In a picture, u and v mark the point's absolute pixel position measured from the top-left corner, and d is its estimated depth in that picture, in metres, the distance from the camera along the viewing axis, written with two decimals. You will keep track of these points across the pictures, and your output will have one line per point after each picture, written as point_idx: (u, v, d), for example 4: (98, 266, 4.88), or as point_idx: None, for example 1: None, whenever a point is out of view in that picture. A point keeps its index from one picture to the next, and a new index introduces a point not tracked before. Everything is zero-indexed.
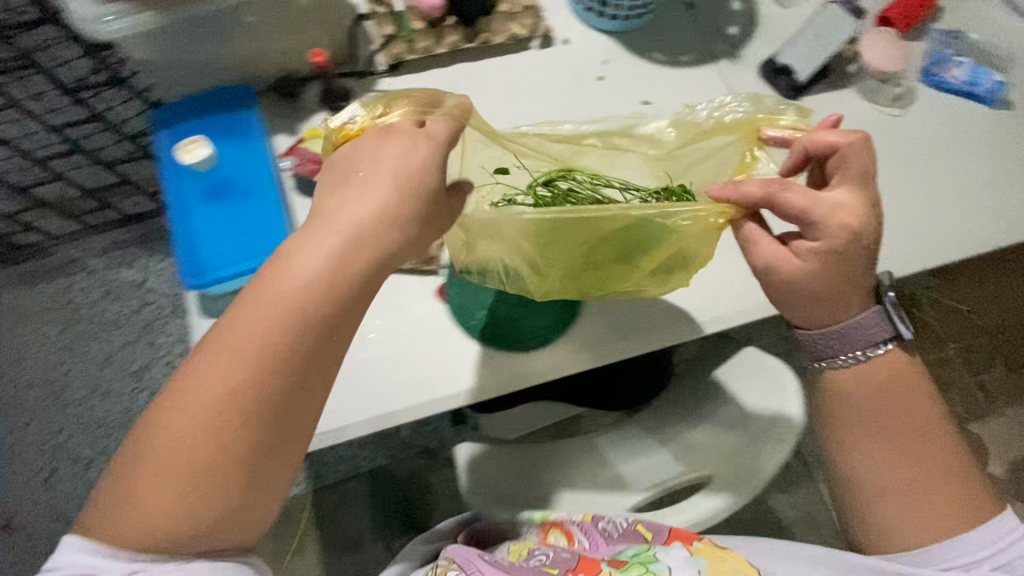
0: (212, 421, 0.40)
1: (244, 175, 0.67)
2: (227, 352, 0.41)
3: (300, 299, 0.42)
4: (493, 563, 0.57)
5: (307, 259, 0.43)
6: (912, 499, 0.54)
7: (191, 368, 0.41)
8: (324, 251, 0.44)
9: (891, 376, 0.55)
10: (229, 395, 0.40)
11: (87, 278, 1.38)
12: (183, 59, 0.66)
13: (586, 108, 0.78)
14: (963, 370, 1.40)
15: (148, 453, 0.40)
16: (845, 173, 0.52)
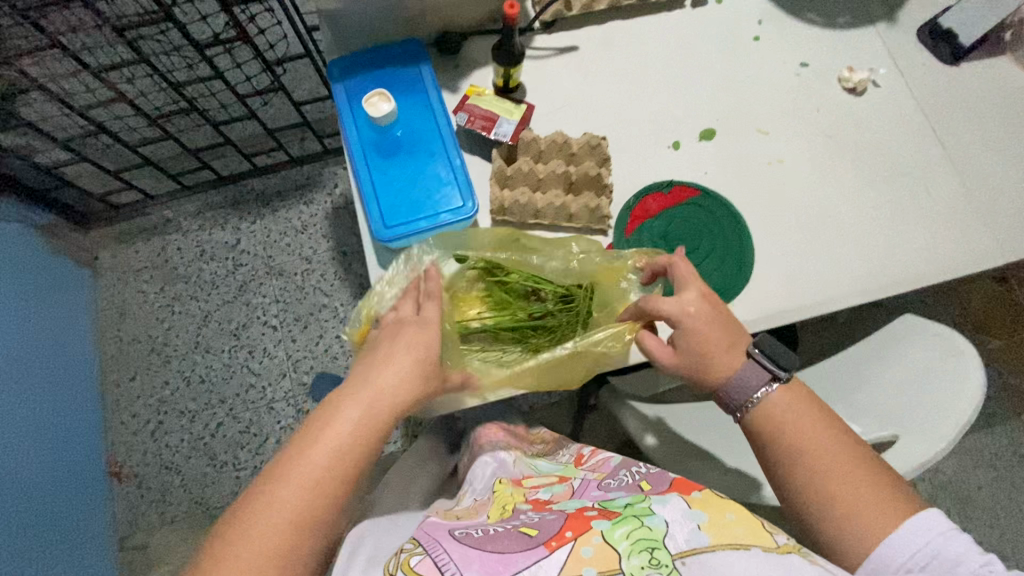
0: (276, 559, 0.46)
1: (421, 128, 0.68)
2: (291, 489, 0.48)
3: (351, 443, 0.50)
4: (463, 534, 0.52)
5: (352, 408, 0.51)
6: (853, 500, 0.50)
7: (260, 506, 0.47)
8: (357, 414, 0.51)
9: (791, 402, 0.55)
10: (289, 533, 0.47)
11: (182, 238, 1.40)
12: (365, 9, 0.65)
13: (742, 69, 0.77)
14: None
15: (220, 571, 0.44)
16: (680, 279, 0.59)
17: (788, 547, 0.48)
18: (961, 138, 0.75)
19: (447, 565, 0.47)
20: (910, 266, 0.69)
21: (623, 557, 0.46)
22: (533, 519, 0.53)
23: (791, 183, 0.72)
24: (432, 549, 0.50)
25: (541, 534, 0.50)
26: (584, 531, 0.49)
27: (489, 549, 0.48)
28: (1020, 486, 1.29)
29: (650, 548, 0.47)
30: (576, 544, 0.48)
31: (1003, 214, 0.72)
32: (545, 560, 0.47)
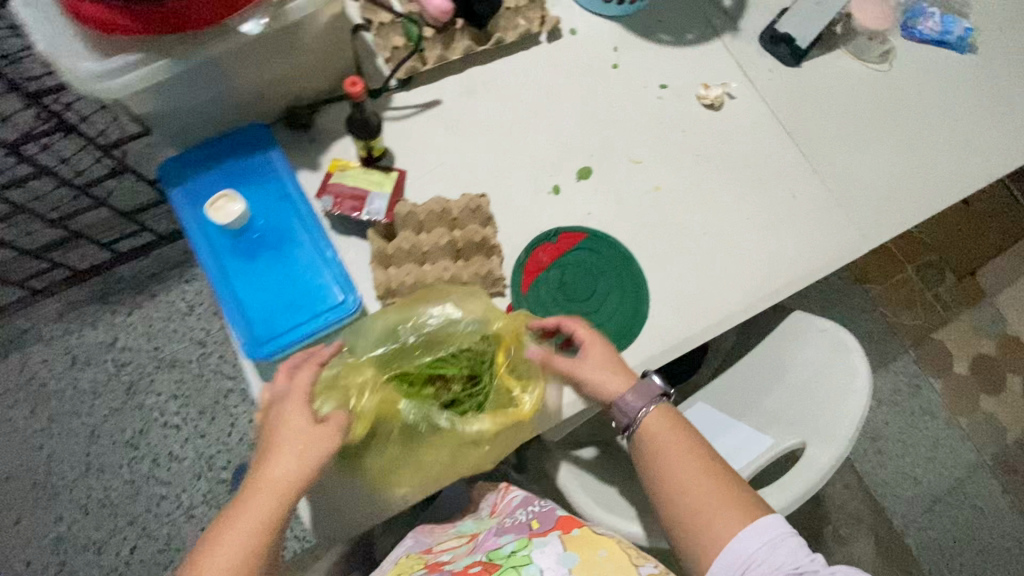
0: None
1: (281, 222, 0.61)
2: (242, 519, 0.47)
3: (292, 467, 0.49)
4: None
5: (288, 438, 0.49)
6: (716, 499, 0.53)
7: (213, 546, 0.46)
8: (294, 436, 0.50)
9: (670, 424, 0.58)
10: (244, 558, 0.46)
11: (46, 348, 1.23)
12: (187, 105, 0.58)
13: (607, 98, 0.77)
14: (923, 286, 1.53)
15: None
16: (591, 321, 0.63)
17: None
18: (813, 136, 0.79)
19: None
20: (790, 270, 0.72)
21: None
22: None
23: (672, 208, 0.73)
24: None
25: None
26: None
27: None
28: (917, 413, 1.43)
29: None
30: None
31: (860, 203, 0.77)
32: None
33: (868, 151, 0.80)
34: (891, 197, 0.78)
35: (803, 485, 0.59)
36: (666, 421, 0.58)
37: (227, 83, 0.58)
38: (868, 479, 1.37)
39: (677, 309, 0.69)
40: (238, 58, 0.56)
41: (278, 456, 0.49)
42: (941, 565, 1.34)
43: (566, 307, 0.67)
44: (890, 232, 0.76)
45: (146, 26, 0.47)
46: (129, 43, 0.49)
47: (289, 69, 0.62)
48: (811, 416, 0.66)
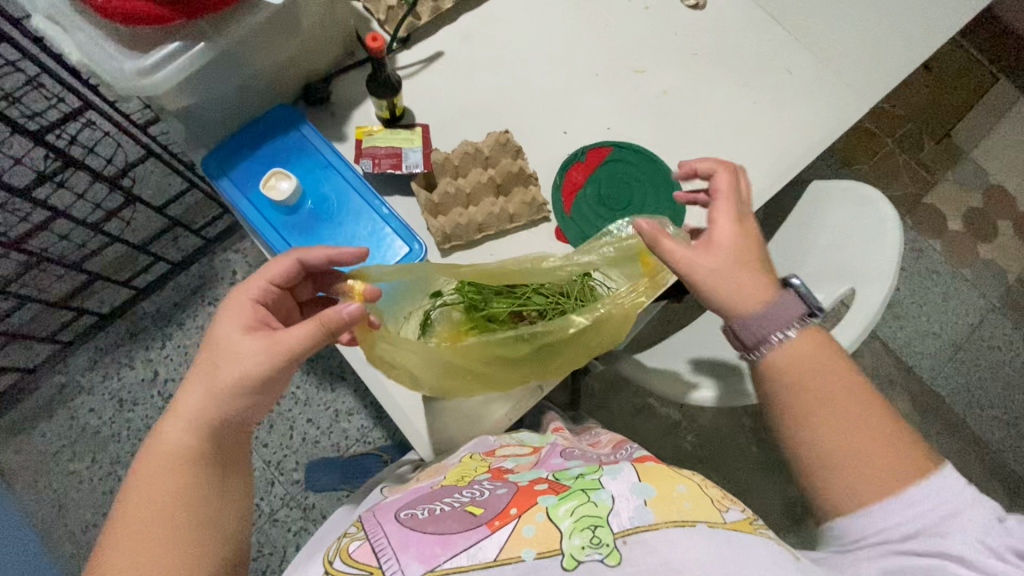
0: (162, 507, 0.45)
1: (330, 189, 0.64)
2: (162, 444, 0.47)
3: (202, 395, 0.48)
4: (406, 516, 0.51)
5: (208, 360, 0.49)
6: (856, 471, 0.50)
7: (141, 468, 0.47)
8: (213, 363, 0.49)
9: (813, 352, 0.53)
10: (165, 482, 0.46)
11: (90, 397, 1.22)
12: (218, 94, 0.59)
13: (598, 17, 0.79)
14: (906, 156, 1.58)
15: (118, 527, 0.45)
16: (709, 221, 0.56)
17: (740, 524, 0.47)
18: (796, 13, 0.82)
19: (383, 552, 0.48)
20: (802, 142, 0.76)
21: (563, 538, 0.46)
22: (480, 495, 0.52)
23: (682, 107, 0.76)
24: (372, 532, 0.51)
25: (485, 513, 0.49)
26: (527, 506, 0.49)
27: (429, 531, 0.48)
28: (924, 274, 1.51)
29: (592, 527, 0.46)
30: (518, 524, 0.47)
31: (852, 66, 0.80)
32: (486, 541, 0.46)
33: (848, 13, 0.82)
34: (882, 55, 0.81)
35: (863, 324, 0.63)
36: (813, 357, 0.53)
37: (247, 69, 0.59)
38: (893, 343, 1.46)
39: (709, 198, 0.73)
40: (255, 39, 0.57)
41: (200, 378, 0.48)
42: (973, 404, 1.44)
43: (610, 217, 0.71)
44: (887, 85, 0.80)
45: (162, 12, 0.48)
46: (157, 37, 0.50)
47: (303, 41, 0.63)
48: (854, 265, 0.70)
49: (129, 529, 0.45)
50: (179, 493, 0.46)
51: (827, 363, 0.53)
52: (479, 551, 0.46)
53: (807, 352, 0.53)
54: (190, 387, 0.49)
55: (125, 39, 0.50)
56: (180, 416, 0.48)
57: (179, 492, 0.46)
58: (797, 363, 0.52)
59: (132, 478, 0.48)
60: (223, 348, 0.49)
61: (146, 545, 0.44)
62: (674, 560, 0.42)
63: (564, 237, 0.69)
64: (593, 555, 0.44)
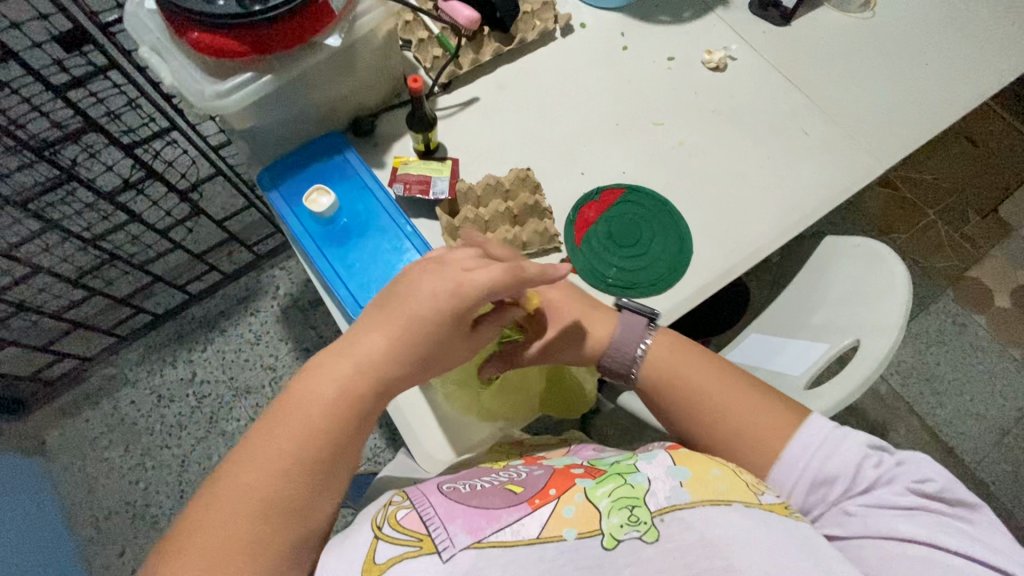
0: (316, 437, 0.49)
1: (365, 208, 0.72)
2: (331, 382, 0.51)
3: (383, 351, 0.52)
4: (450, 488, 0.53)
5: (388, 325, 0.53)
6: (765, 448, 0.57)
7: (302, 395, 0.51)
8: (395, 329, 0.53)
9: (667, 353, 0.65)
10: (323, 419, 0.50)
11: (133, 389, 1.31)
12: (279, 120, 0.69)
13: (623, 74, 0.86)
14: (948, 228, 1.54)
15: (269, 443, 0.49)
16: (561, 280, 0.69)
17: (776, 507, 0.50)
18: (814, 81, 0.87)
19: (431, 520, 0.48)
20: (814, 199, 0.79)
21: (603, 516, 0.47)
22: (518, 476, 0.54)
23: (698, 158, 0.81)
24: (418, 503, 0.51)
25: (525, 491, 0.51)
26: (566, 488, 0.51)
27: (472, 505, 0.49)
28: (966, 350, 1.44)
29: (630, 506, 0.48)
30: (558, 505, 0.49)
31: (867, 131, 0.84)
32: (528, 518, 0.48)
33: (864, 85, 0.87)
34: (894, 124, 0.84)
35: (866, 375, 0.63)
36: (670, 347, 0.66)
37: (305, 100, 0.69)
38: (930, 420, 1.38)
39: (717, 243, 0.76)
40: (316, 76, 0.67)
41: (378, 336, 0.53)
42: (1020, 497, 1.33)
43: (619, 252, 0.75)
44: (899, 152, 0.83)
45: (241, 46, 0.58)
46: (235, 68, 0.60)
47: (357, 81, 0.73)
48: (862, 317, 0.70)
49: (279, 449, 0.48)
50: (333, 430, 0.50)
51: (683, 355, 0.65)
52: (523, 528, 0.47)
53: (660, 358, 0.65)
54: (369, 339, 0.53)
55: (210, 68, 0.60)
56: (303, 411, 0.50)
57: (334, 429, 0.50)
58: (655, 376, 0.65)
59: (285, 400, 0.51)
60: (364, 356, 0.52)
61: (267, 489, 0.47)
62: (711, 537, 0.45)
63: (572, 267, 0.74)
64: (632, 533, 0.46)
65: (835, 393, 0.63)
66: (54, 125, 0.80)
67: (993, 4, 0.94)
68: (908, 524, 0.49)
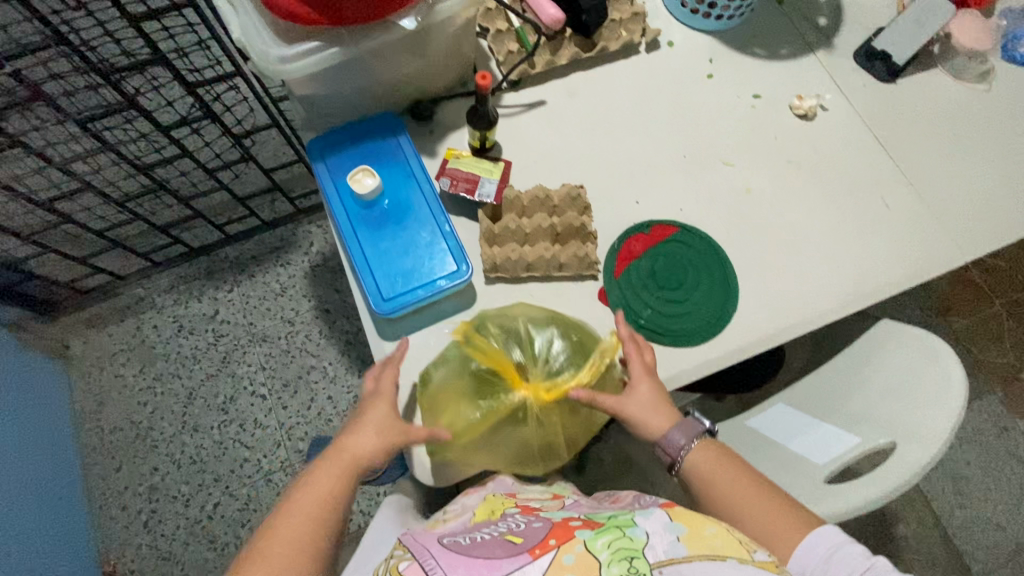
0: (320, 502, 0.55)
1: (407, 198, 0.69)
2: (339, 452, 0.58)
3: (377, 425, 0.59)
4: (449, 542, 0.51)
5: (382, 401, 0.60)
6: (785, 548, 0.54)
7: (315, 467, 0.58)
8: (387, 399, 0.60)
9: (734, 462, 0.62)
10: (328, 486, 0.56)
11: (157, 315, 1.35)
12: (339, 92, 0.67)
13: (700, 104, 0.81)
14: (1013, 322, 1.43)
15: (288, 507, 0.55)
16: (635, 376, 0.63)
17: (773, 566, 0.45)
18: (906, 149, 0.80)
19: (434, 569, 0.46)
20: (879, 279, 0.73)
21: (602, 566, 0.44)
22: (518, 527, 0.52)
23: (761, 209, 0.76)
24: (420, 556, 0.49)
25: (525, 542, 0.48)
26: (566, 539, 0.48)
27: (474, 555, 0.47)
28: (1002, 455, 1.35)
29: (629, 558, 0.45)
30: (558, 553, 0.46)
31: (955, 215, 0.77)
32: (529, 566, 0.45)
33: (961, 165, 0.79)
34: (986, 214, 0.77)
35: (897, 483, 0.58)
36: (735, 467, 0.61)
37: (369, 76, 0.67)
38: (946, 520, 1.30)
39: (764, 304, 0.71)
40: (385, 54, 0.64)
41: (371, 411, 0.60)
42: None
43: (658, 293, 0.71)
44: (983, 246, 0.76)
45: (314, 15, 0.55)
46: (305, 36, 0.58)
47: (426, 64, 0.70)
48: (908, 417, 0.64)
49: (293, 509, 0.55)
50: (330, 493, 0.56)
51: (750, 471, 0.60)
52: None
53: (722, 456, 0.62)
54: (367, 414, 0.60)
55: (280, 31, 0.58)
56: (335, 458, 0.57)
57: (333, 492, 0.56)
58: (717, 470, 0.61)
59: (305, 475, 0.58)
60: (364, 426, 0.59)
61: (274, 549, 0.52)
62: None
63: (605, 299, 0.70)
64: None
65: (861, 494, 0.59)
66: (122, 52, 0.80)
67: None
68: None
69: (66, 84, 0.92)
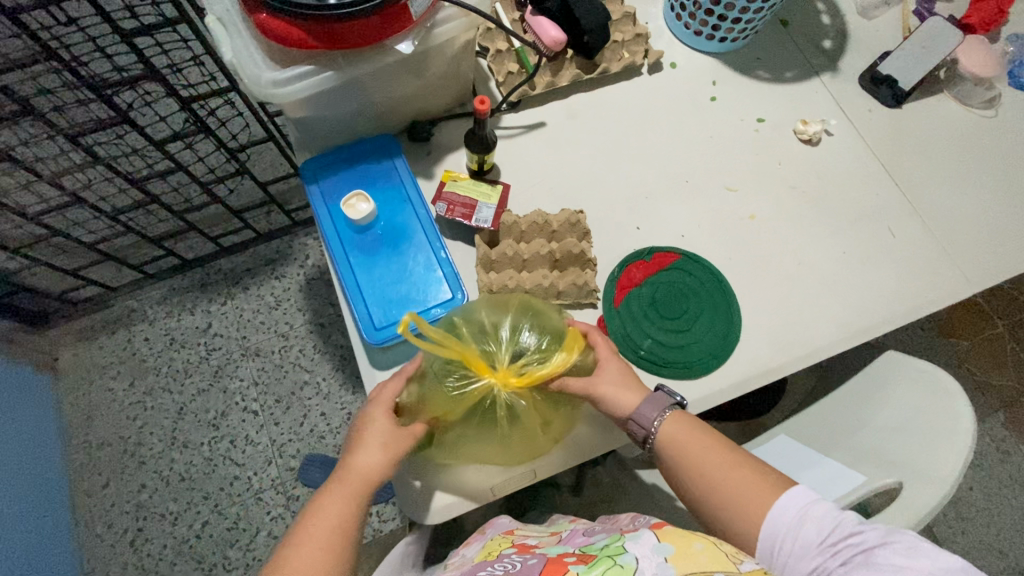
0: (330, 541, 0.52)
1: (402, 223, 0.68)
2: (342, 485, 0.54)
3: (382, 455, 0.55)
4: None
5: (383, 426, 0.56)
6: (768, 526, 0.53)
7: (318, 503, 0.54)
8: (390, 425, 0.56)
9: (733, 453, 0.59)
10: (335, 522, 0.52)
11: (149, 327, 1.32)
12: (334, 114, 0.66)
13: (703, 127, 0.79)
14: (1015, 345, 1.41)
15: (292, 552, 0.51)
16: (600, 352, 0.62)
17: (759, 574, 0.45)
18: (912, 176, 0.78)
19: None
20: (885, 310, 0.71)
21: None
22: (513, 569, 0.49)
23: (765, 236, 0.74)
24: None
25: None
26: None
27: None
28: (1005, 480, 1.33)
29: None
30: None
31: (962, 245, 0.75)
32: None
33: (967, 195, 0.78)
34: (994, 244, 0.76)
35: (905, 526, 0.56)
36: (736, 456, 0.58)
37: (366, 98, 0.65)
38: (948, 546, 1.28)
39: (767, 335, 0.69)
40: (382, 76, 0.63)
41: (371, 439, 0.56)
42: None
43: (658, 322, 0.69)
44: (991, 277, 0.74)
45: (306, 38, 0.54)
46: (299, 59, 0.57)
47: (424, 85, 0.68)
48: (915, 454, 0.62)
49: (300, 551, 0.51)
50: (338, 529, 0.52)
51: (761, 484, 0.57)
52: None
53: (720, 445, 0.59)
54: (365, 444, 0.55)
55: (274, 53, 0.57)
56: (339, 492, 0.54)
57: (344, 528, 0.53)
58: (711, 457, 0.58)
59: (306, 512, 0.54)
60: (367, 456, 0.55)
61: None
62: None
63: (605, 328, 0.68)
64: None
65: None
66: (113, 66, 0.79)
67: None
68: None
69: (57, 97, 0.90)
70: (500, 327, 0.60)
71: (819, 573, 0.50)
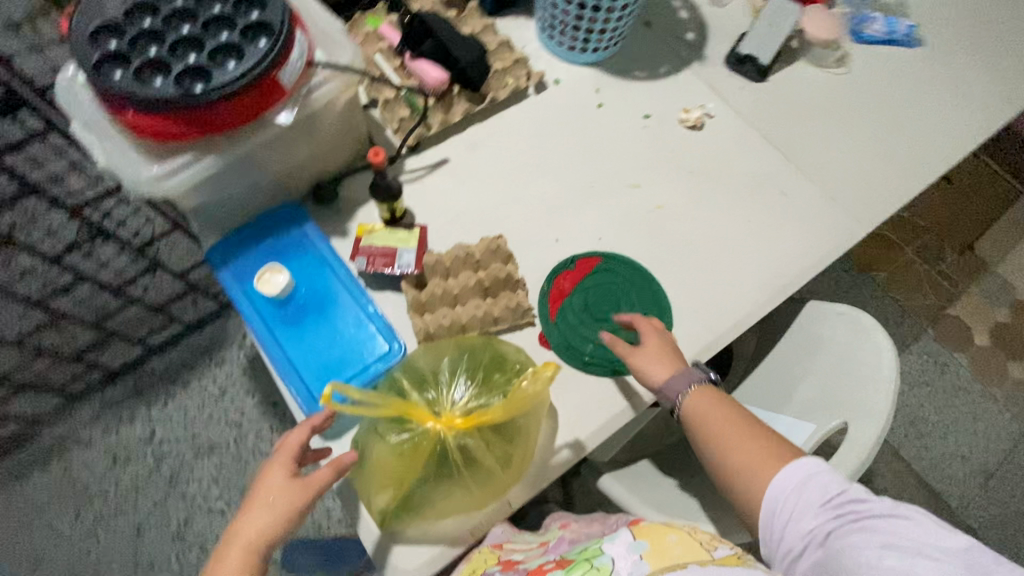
0: None
1: (324, 287, 0.67)
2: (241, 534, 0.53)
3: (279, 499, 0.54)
4: None
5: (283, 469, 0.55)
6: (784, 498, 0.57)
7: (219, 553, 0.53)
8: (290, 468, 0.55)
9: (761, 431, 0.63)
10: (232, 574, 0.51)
11: (85, 451, 1.22)
12: (231, 194, 0.65)
13: (596, 133, 0.83)
14: (926, 265, 1.54)
15: None
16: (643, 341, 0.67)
17: (731, 559, 0.51)
18: (790, 139, 0.85)
19: None
20: (796, 266, 0.77)
21: None
22: None
23: (676, 222, 0.78)
24: None
25: None
26: None
27: None
28: (948, 390, 1.43)
29: None
30: None
31: (847, 191, 0.82)
32: None
33: (841, 145, 0.85)
34: (873, 185, 0.83)
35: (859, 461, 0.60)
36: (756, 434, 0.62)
37: (260, 172, 0.64)
38: (916, 464, 1.36)
39: (698, 313, 0.73)
40: (272, 148, 0.63)
41: (271, 482, 0.55)
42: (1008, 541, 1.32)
43: (595, 325, 0.71)
44: (877, 215, 0.81)
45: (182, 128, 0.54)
46: (180, 149, 0.56)
47: (318, 148, 0.69)
48: (853, 392, 0.67)
49: None
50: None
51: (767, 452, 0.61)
52: None
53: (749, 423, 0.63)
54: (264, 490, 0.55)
55: (152, 149, 0.56)
56: (236, 540, 0.53)
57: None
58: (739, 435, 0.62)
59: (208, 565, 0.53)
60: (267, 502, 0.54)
61: None
62: None
63: (547, 343, 0.70)
64: None
65: None
66: None
67: (965, 59, 0.93)
68: (900, 569, 0.49)
69: None
70: (438, 374, 0.62)
71: (817, 533, 0.55)
